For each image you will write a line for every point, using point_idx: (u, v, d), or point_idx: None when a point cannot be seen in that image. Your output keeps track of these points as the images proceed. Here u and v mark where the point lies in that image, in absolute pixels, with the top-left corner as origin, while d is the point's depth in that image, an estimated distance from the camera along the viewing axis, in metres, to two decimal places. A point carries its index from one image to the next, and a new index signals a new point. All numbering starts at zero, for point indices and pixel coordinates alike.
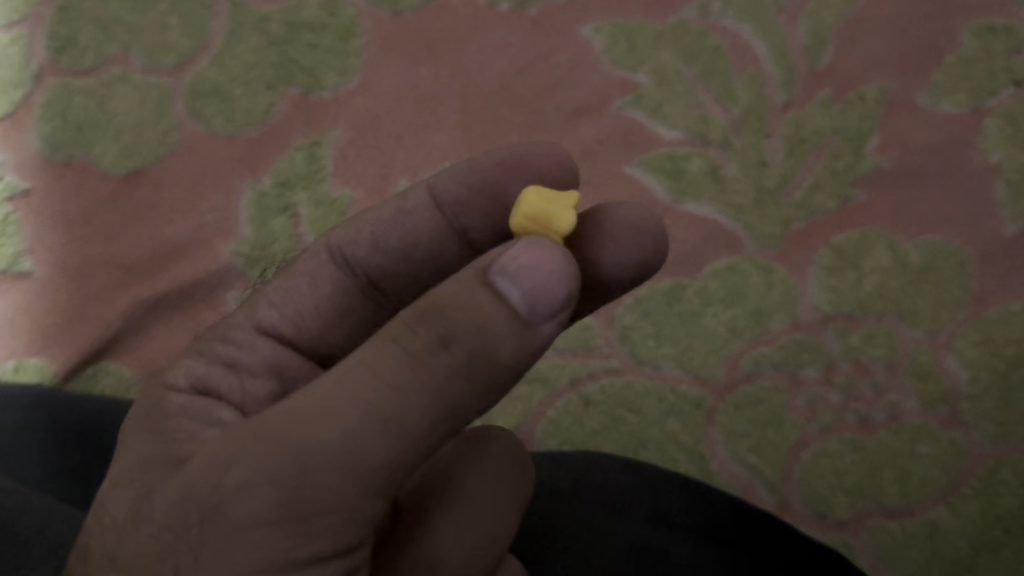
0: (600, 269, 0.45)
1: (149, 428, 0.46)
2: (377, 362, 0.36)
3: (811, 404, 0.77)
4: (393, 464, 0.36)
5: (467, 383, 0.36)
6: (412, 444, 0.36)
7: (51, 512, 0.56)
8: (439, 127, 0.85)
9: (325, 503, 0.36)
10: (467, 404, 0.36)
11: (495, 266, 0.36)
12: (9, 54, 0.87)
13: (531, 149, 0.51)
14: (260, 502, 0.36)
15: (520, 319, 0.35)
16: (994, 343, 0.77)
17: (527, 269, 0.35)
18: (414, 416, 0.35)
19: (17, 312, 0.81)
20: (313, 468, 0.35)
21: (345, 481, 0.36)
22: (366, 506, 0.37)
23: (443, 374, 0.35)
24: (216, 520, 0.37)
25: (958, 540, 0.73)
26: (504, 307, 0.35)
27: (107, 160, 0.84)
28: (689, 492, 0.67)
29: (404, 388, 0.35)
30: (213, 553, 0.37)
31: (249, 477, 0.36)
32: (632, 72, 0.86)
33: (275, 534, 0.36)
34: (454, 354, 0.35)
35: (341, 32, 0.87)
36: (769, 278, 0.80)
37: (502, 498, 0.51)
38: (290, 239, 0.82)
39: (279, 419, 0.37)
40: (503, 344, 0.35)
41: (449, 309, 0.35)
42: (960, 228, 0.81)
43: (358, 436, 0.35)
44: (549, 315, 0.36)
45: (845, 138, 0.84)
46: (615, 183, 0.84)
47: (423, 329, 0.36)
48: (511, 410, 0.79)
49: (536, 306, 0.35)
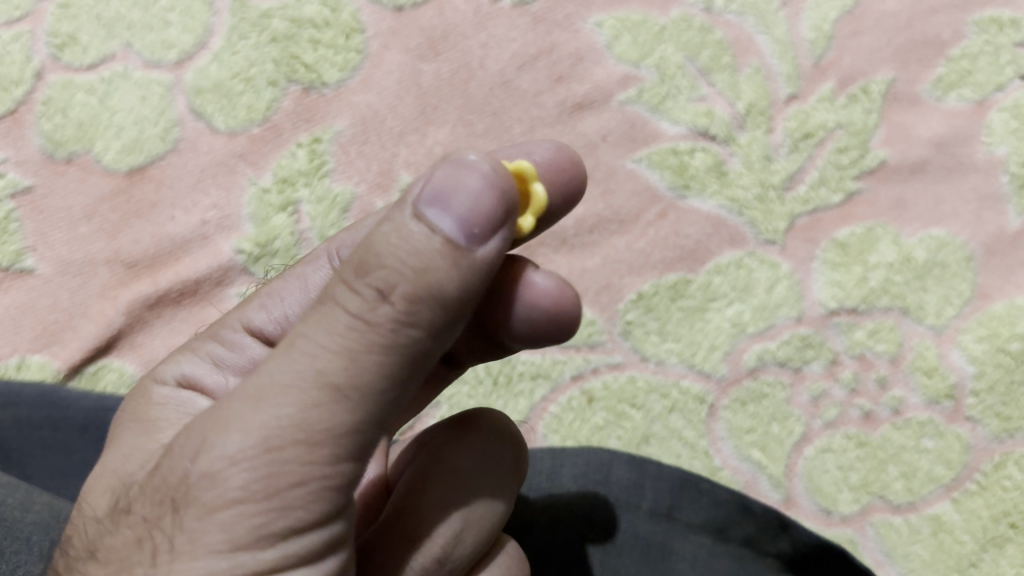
0: (529, 299, 0.48)
1: (133, 419, 0.48)
2: (323, 328, 0.37)
3: (814, 400, 0.77)
4: (359, 426, 0.37)
5: (416, 331, 0.37)
6: (373, 400, 0.37)
7: (54, 508, 0.55)
8: (442, 123, 0.85)
9: (292, 480, 0.37)
10: (422, 349, 0.38)
11: (427, 198, 0.37)
12: (10, 50, 0.86)
13: (539, 151, 0.51)
14: (230, 483, 0.37)
15: (458, 247, 0.37)
16: (1000, 337, 0.77)
17: (454, 200, 0.37)
18: (368, 374, 0.37)
19: (16, 309, 0.80)
20: (275, 446, 0.36)
21: (311, 454, 0.37)
22: (340, 475, 0.38)
23: (390, 326, 0.36)
24: (189, 506, 0.38)
25: (964, 536, 0.73)
26: (438, 237, 0.36)
27: (108, 157, 0.84)
28: (690, 488, 0.64)
29: (353, 349, 0.37)
30: (187, 539, 0.38)
31: (215, 462, 0.37)
32: (635, 67, 0.86)
33: (250, 513, 0.37)
34: (396, 304, 0.36)
35: (342, 28, 0.87)
36: (773, 273, 0.80)
37: (489, 481, 0.50)
38: (292, 235, 0.80)
39: (236, 402, 0.38)
40: (445, 281, 0.37)
41: (384, 256, 0.37)
42: (965, 223, 0.81)
43: (314, 405, 0.36)
44: (485, 238, 0.37)
45: (850, 132, 0.83)
46: (617, 178, 0.83)
47: (362, 286, 0.37)
48: (513, 407, 0.78)
49: (472, 231, 0.37)
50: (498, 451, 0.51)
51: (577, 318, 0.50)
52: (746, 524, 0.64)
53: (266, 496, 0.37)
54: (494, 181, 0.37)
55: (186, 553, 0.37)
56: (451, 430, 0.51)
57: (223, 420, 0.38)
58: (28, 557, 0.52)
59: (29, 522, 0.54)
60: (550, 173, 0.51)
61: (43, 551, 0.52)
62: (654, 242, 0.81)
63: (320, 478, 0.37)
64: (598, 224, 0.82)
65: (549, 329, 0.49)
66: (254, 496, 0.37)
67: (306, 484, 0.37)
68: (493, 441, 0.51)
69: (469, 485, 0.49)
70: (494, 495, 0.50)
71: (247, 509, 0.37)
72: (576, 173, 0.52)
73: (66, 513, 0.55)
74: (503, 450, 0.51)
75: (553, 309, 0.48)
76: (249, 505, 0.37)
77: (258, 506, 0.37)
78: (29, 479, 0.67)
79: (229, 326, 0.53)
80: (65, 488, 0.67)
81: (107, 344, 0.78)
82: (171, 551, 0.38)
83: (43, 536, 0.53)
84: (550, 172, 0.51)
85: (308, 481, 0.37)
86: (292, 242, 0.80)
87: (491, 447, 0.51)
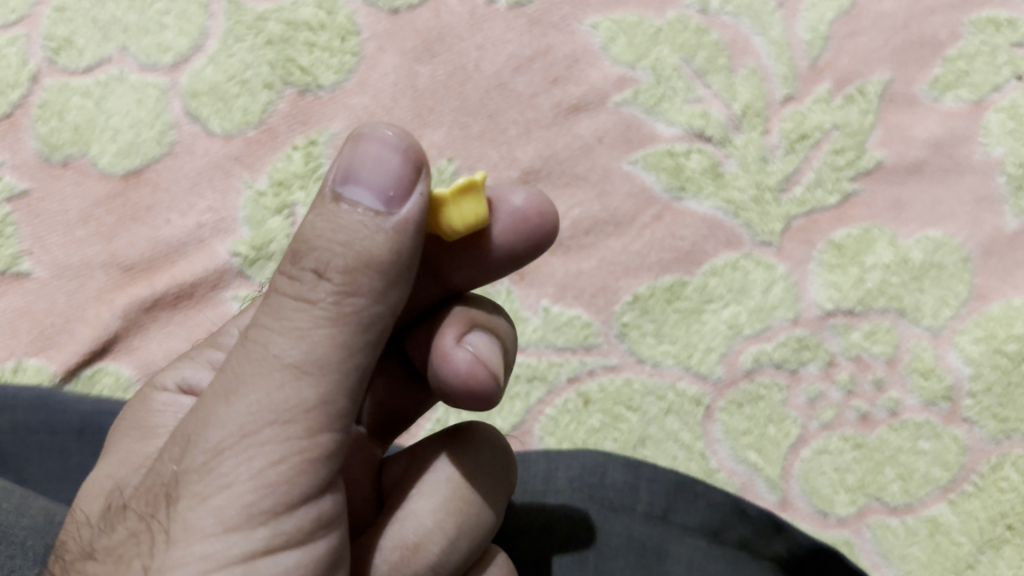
0: (445, 372, 0.50)
1: (132, 427, 0.49)
2: (275, 316, 0.39)
3: (811, 402, 0.76)
4: (328, 399, 0.39)
5: (359, 300, 0.39)
6: (337, 370, 0.39)
7: (49, 512, 0.55)
8: (438, 125, 0.85)
9: (273, 458, 0.38)
10: (373, 315, 0.39)
11: (340, 178, 0.39)
12: (6, 53, 0.86)
13: (516, 196, 0.50)
14: (218, 472, 0.38)
15: (382, 216, 0.39)
16: (997, 338, 0.77)
17: (369, 175, 0.39)
18: (326, 346, 0.38)
19: (13, 313, 0.80)
20: (252, 430, 0.38)
21: (285, 431, 0.38)
22: (320, 446, 0.39)
23: (335, 300, 0.38)
24: (179, 500, 0.38)
25: (960, 537, 0.73)
26: (360, 211, 0.39)
27: (104, 160, 0.84)
28: (686, 491, 0.64)
29: (306, 328, 0.38)
30: (181, 528, 0.38)
31: (200, 455, 0.38)
32: (631, 69, 0.86)
33: (238, 494, 0.38)
34: (334, 279, 0.38)
35: (338, 30, 0.87)
36: (769, 275, 0.80)
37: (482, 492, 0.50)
38: (287, 238, 0.80)
39: (209, 400, 0.39)
40: (376, 249, 0.39)
41: (314, 241, 0.39)
42: (962, 224, 0.81)
43: (279, 385, 0.38)
44: (406, 197, 0.39)
45: (847, 133, 0.83)
46: (613, 180, 0.83)
47: (301, 271, 0.39)
48: (509, 409, 0.78)
49: (388, 195, 0.39)
50: (490, 459, 0.50)
51: (497, 395, 0.50)
52: (741, 526, 0.64)
53: (251, 477, 0.38)
54: (400, 148, 0.40)
55: (181, 541, 0.37)
56: (443, 437, 0.51)
57: (201, 417, 0.39)
58: (22, 563, 0.52)
59: (24, 526, 0.54)
60: (520, 224, 0.50)
61: (38, 556, 0.52)
62: (651, 243, 0.81)
63: (299, 451, 0.38)
64: (594, 226, 0.82)
65: (467, 395, 0.50)
66: (240, 480, 0.38)
67: (288, 460, 0.38)
68: (484, 451, 0.50)
69: (462, 493, 0.49)
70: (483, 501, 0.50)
71: (235, 492, 0.38)
72: (546, 223, 0.51)
73: (61, 517, 0.55)
74: (495, 460, 0.51)
75: (463, 387, 0.49)
76: (237, 489, 0.38)
77: (246, 486, 0.38)
78: (25, 483, 0.67)
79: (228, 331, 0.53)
80: (61, 491, 0.67)
81: (103, 348, 0.78)
82: (166, 540, 0.38)
83: (39, 542, 0.53)
84: (519, 221, 0.50)
85: (290, 455, 0.38)
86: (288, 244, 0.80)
87: (483, 455, 0.50)
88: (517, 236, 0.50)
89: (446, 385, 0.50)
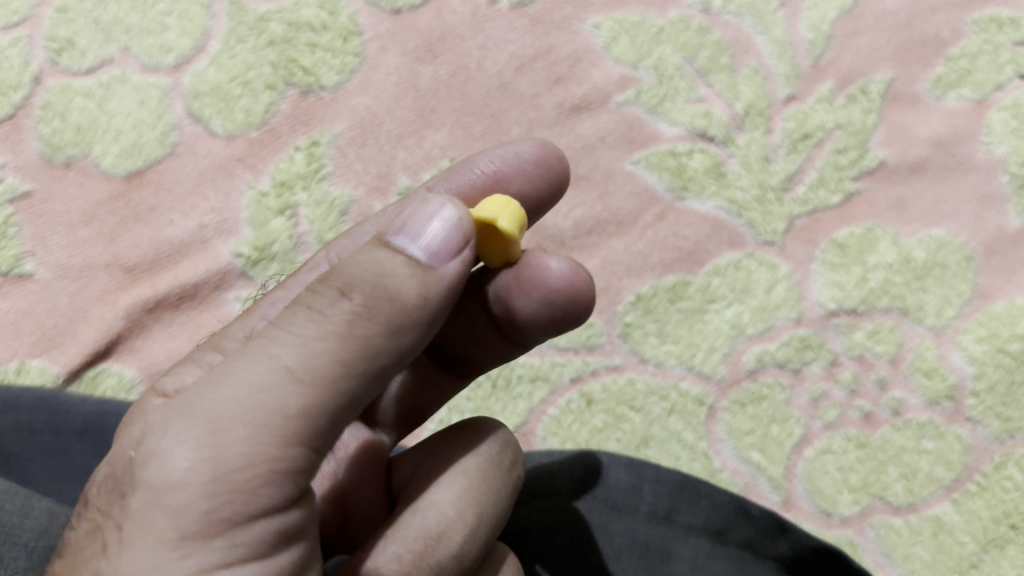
0: (549, 282, 0.51)
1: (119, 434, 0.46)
2: (285, 324, 0.39)
3: (814, 401, 0.76)
4: (311, 412, 0.38)
5: (372, 324, 0.39)
6: (326, 386, 0.38)
7: (52, 514, 0.55)
8: (440, 125, 0.85)
9: (239, 461, 0.37)
10: (380, 344, 0.39)
11: (394, 231, 0.42)
12: (9, 55, 0.86)
13: (525, 149, 0.56)
14: (176, 464, 0.37)
15: (422, 266, 0.41)
16: (1001, 337, 0.77)
17: (420, 230, 0.41)
18: (323, 359, 0.38)
19: (16, 314, 0.80)
20: (225, 426, 0.37)
21: (258, 435, 0.37)
22: (292, 460, 0.38)
23: (347, 318, 0.38)
24: (138, 492, 0.38)
25: (965, 537, 0.72)
26: (402, 256, 0.41)
27: (107, 160, 0.84)
28: (689, 491, 0.64)
29: (307, 337, 0.38)
30: (137, 523, 0.37)
31: (163, 444, 0.38)
32: (633, 69, 0.86)
33: (195, 493, 0.36)
34: (355, 300, 0.39)
35: (340, 30, 0.87)
36: (772, 274, 0.80)
37: (497, 482, 0.49)
38: (290, 238, 0.80)
39: (193, 391, 0.39)
40: (405, 286, 0.40)
41: (349, 269, 0.40)
42: (965, 223, 0.81)
43: (264, 388, 0.37)
44: (451, 256, 0.41)
45: (850, 132, 0.83)
46: (615, 180, 0.83)
47: (324, 288, 0.40)
48: (512, 409, 0.77)
49: (433, 249, 0.41)
50: (504, 451, 0.50)
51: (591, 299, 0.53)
52: (745, 526, 0.64)
53: (211, 477, 0.36)
54: (458, 214, 0.42)
55: (136, 537, 0.37)
56: (455, 435, 0.51)
57: (179, 407, 0.39)
58: (26, 564, 0.51)
59: (28, 527, 0.54)
60: (539, 168, 0.55)
61: (42, 557, 0.52)
62: (653, 243, 0.81)
63: (268, 460, 0.37)
64: (597, 225, 0.82)
65: (563, 314, 0.52)
66: (199, 479, 0.37)
67: (255, 467, 0.37)
68: (494, 444, 0.50)
69: (480, 485, 0.48)
70: (499, 493, 0.49)
71: (188, 491, 0.36)
72: (562, 165, 0.56)
73: (65, 518, 0.55)
74: (506, 452, 0.50)
75: (572, 291, 0.51)
76: (194, 489, 0.36)
77: (203, 487, 0.36)
78: (29, 484, 0.67)
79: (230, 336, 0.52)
80: (65, 493, 0.67)
81: (105, 349, 0.78)
82: (122, 539, 0.37)
83: (42, 542, 0.53)
84: (536, 168, 0.55)
85: (257, 463, 0.37)
86: (290, 245, 0.80)
87: (494, 453, 0.50)
88: (537, 181, 0.55)
89: (540, 314, 0.52)
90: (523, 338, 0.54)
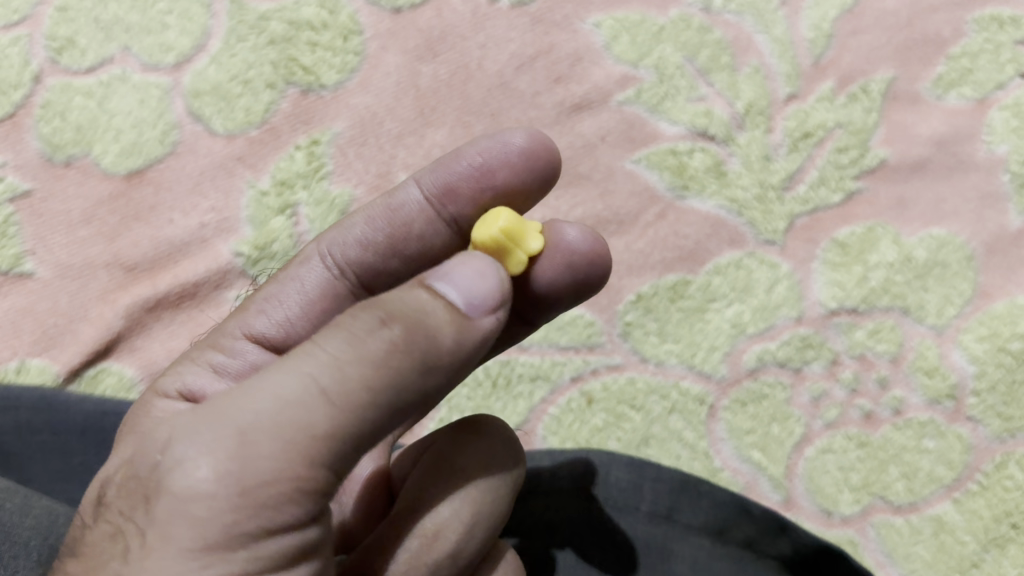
0: (569, 245, 0.52)
1: (129, 429, 0.48)
2: (322, 342, 0.38)
3: (814, 401, 0.76)
4: (337, 437, 0.37)
5: (408, 358, 0.38)
6: (356, 414, 0.37)
7: (52, 513, 0.55)
8: (440, 124, 0.85)
9: (265, 478, 0.37)
10: (412, 380, 0.38)
11: (433, 274, 0.41)
12: (9, 54, 0.86)
13: (515, 138, 0.54)
14: (203, 474, 0.37)
15: (460, 312, 0.40)
16: (1001, 337, 0.77)
17: (457, 279, 0.41)
18: (355, 386, 0.37)
19: (16, 313, 0.79)
20: (253, 441, 0.37)
21: (286, 454, 0.37)
22: (315, 481, 0.38)
23: (383, 348, 0.37)
24: (161, 498, 0.38)
25: (965, 536, 0.72)
26: (443, 300, 0.40)
27: (107, 160, 0.84)
28: (689, 490, 0.64)
29: (343, 360, 0.37)
30: (159, 530, 0.37)
31: (190, 452, 0.37)
32: (634, 68, 0.86)
33: (219, 507, 0.37)
34: (395, 331, 0.38)
35: (340, 29, 0.87)
36: (773, 273, 0.79)
37: (494, 482, 0.48)
38: (290, 237, 0.80)
39: (223, 398, 0.39)
40: (442, 328, 0.39)
41: (391, 300, 0.39)
42: (966, 222, 0.80)
43: (295, 406, 0.37)
44: (488, 310, 0.41)
45: (850, 131, 0.83)
46: (616, 179, 0.83)
47: (365, 312, 0.38)
48: (512, 408, 0.77)
49: (473, 301, 0.40)
50: (503, 450, 0.49)
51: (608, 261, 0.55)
52: (746, 526, 0.63)
53: (237, 492, 0.37)
54: (497, 273, 0.42)
55: (156, 544, 0.37)
56: (456, 432, 0.50)
57: (209, 414, 0.38)
58: (26, 562, 0.51)
59: (28, 527, 0.53)
60: (526, 159, 0.54)
61: (43, 556, 0.52)
62: (654, 242, 0.81)
63: (294, 479, 0.37)
64: (597, 224, 0.82)
65: (586, 277, 0.53)
66: (226, 491, 0.37)
67: (280, 485, 0.37)
68: (495, 443, 0.49)
69: (476, 483, 0.48)
70: (497, 492, 0.49)
71: (212, 503, 0.37)
72: (550, 153, 0.54)
73: (65, 517, 0.55)
74: (505, 450, 0.49)
75: (592, 251, 0.53)
76: (219, 500, 0.37)
77: (228, 501, 0.37)
78: (29, 483, 0.67)
79: (230, 334, 0.54)
80: (65, 492, 0.67)
81: (105, 348, 0.78)
82: (142, 544, 0.38)
83: (42, 541, 0.53)
84: (525, 159, 0.54)
85: (282, 482, 0.37)
86: (291, 244, 0.80)
87: (496, 448, 0.49)
88: (525, 173, 0.54)
89: (563, 280, 0.53)
90: (536, 315, 0.55)
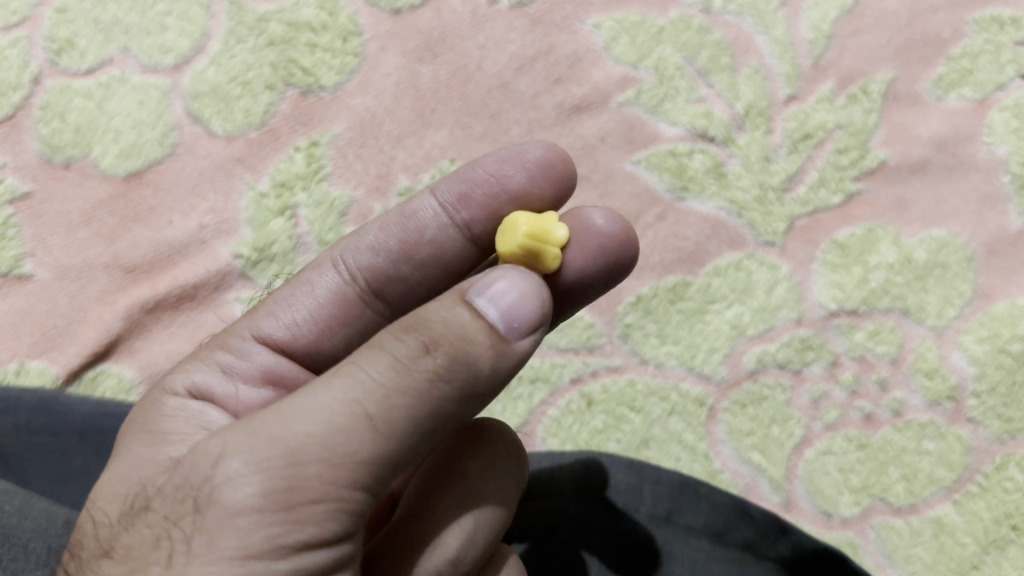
0: (596, 230, 0.52)
1: (145, 429, 0.47)
2: (367, 366, 0.39)
3: (814, 402, 0.76)
4: (379, 461, 0.38)
5: (450, 387, 0.39)
6: (399, 439, 0.38)
7: (52, 515, 0.55)
8: (440, 125, 0.84)
9: (311, 496, 0.37)
10: (451, 408, 0.39)
11: (472, 288, 0.41)
12: (8, 55, 0.86)
13: (532, 151, 0.56)
14: (252, 489, 0.37)
15: (499, 333, 0.40)
16: (1002, 338, 0.76)
17: (499, 295, 0.40)
18: (399, 413, 0.38)
19: (15, 315, 0.79)
20: (302, 461, 0.37)
21: (333, 474, 0.37)
22: (354, 503, 0.38)
23: (427, 376, 0.38)
24: (210, 509, 0.38)
25: (965, 538, 0.72)
26: (483, 321, 0.40)
27: (106, 161, 0.84)
28: (689, 492, 0.64)
29: (388, 387, 0.38)
30: (205, 540, 0.37)
31: (240, 468, 0.38)
32: (634, 69, 0.85)
33: (267, 521, 0.37)
34: (438, 358, 0.38)
35: (340, 30, 0.87)
36: (773, 275, 0.79)
37: (497, 489, 0.49)
38: (290, 239, 0.80)
39: (270, 415, 0.39)
40: (482, 355, 0.39)
41: (433, 321, 0.39)
42: (966, 223, 0.80)
43: (343, 430, 0.38)
44: (525, 331, 0.41)
45: (850, 132, 0.83)
46: (615, 180, 0.83)
47: (408, 336, 0.39)
48: (512, 410, 0.77)
49: (512, 321, 0.40)
50: (506, 459, 0.50)
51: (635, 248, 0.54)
52: (745, 528, 0.63)
53: (284, 507, 0.37)
54: (536, 288, 0.42)
55: (201, 554, 0.37)
56: (458, 437, 0.50)
57: (256, 430, 0.39)
58: (26, 564, 0.51)
59: (27, 529, 0.53)
60: (541, 170, 0.55)
61: (42, 558, 0.51)
62: (653, 243, 0.81)
63: (337, 499, 0.38)
64: None
65: (617, 260, 0.52)
66: (273, 507, 0.37)
67: (324, 503, 0.37)
68: (498, 449, 0.50)
69: (477, 491, 0.48)
70: (501, 498, 0.49)
71: (261, 517, 0.37)
72: (566, 166, 0.55)
73: (64, 520, 0.55)
74: (508, 457, 0.50)
75: (622, 234, 0.52)
76: (266, 515, 0.37)
77: (276, 516, 0.37)
78: (28, 486, 0.67)
79: (238, 334, 0.54)
80: (64, 494, 0.67)
81: (104, 350, 0.78)
82: (186, 552, 0.38)
83: (42, 544, 0.52)
84: (541, 170, 0.55)
85: (327, 502, 0.37)
86: (290, 246, 0.80)
87: (498, 454, 0.50)
88: (541, 181, 0.55)
89: (596, 264, 0.52)
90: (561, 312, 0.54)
